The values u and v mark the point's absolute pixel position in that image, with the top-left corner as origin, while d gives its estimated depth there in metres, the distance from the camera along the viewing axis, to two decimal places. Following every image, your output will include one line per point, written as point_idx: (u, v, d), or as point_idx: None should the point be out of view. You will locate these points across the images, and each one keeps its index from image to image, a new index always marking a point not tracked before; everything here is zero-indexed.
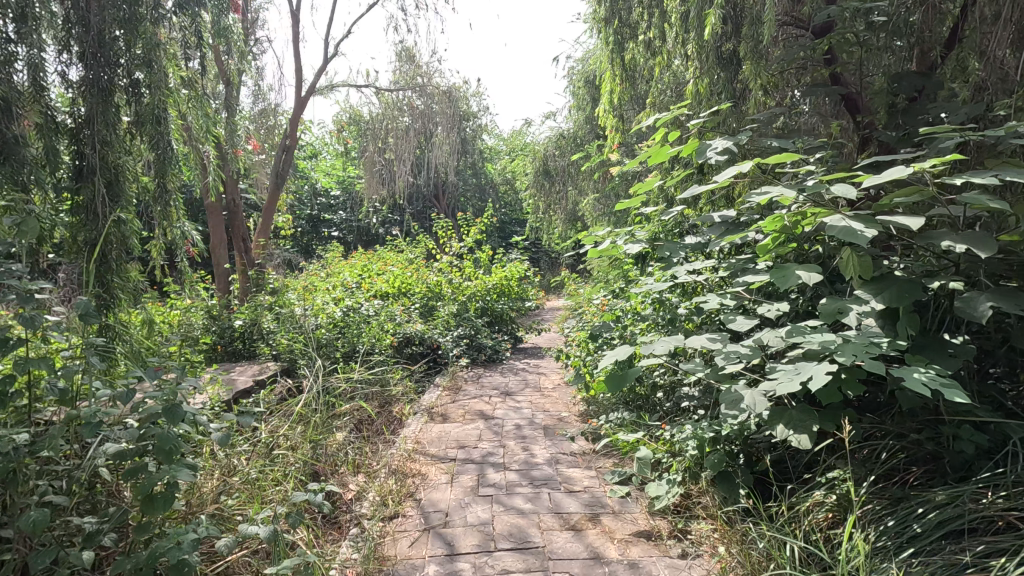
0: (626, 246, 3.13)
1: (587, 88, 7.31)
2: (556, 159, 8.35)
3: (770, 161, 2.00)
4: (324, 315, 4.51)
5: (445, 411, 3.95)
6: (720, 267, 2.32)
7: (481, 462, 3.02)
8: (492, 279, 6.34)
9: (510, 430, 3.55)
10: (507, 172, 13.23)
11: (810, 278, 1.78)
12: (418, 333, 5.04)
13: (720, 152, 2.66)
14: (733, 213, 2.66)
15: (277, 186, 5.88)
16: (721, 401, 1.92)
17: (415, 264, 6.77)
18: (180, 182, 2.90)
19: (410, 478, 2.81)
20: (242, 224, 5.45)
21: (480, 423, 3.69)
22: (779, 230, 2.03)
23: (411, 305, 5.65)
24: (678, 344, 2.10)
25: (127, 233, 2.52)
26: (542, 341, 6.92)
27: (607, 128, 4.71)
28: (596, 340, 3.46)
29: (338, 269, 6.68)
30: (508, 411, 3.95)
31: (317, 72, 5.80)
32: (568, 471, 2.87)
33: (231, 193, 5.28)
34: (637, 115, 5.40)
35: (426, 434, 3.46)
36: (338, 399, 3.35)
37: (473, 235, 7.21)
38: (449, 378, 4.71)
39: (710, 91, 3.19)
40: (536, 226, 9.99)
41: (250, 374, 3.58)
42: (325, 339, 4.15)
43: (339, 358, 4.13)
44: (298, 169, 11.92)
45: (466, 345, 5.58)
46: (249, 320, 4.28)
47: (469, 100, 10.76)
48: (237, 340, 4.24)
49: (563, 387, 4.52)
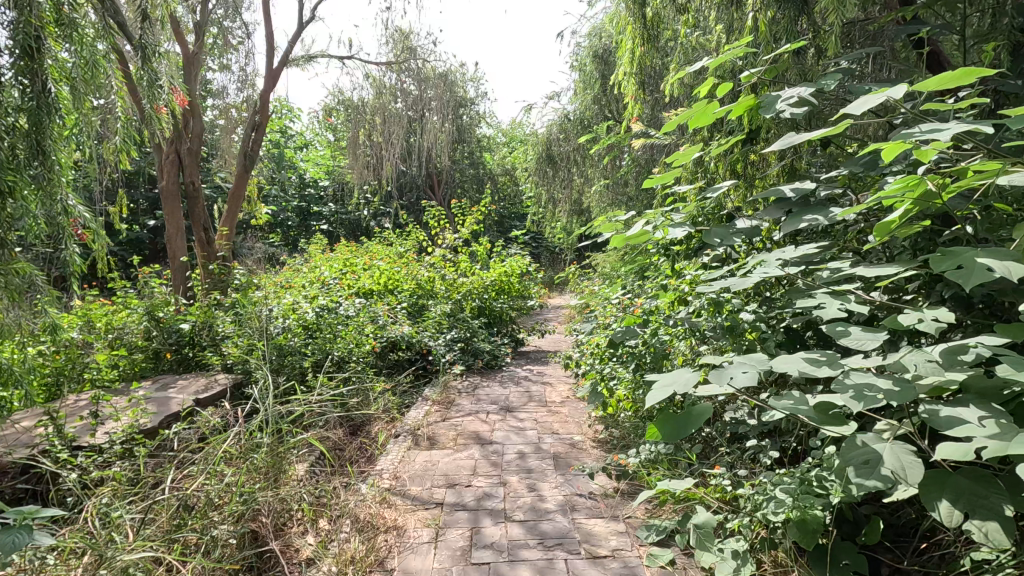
0: (662, 227, 2.45)
1: (595, 64, 6.62)
2: (560, 143, 7.60)
3: (926, 86, 1.29)
4: (292, 320, 3.84)
5: (433, 433, 3.28)
6: (809, 253, 1.67)
7: (475, 508, 2.36)
8: (490, 275, 5.71)
9: (511, 460, 2.88)
10: (507, 163, 12.50)
11: (1017, 270, 1.06)
12: (406, 336, 4.37)
13: (800, 107, 1.99)
14: (814, 185, 2.04)
15: (246, 169, 5.14)
16: (842, 459, 1.24)
17: (405, 258, 6.07)
18: (68, 144, 2.17)
19: (382, 534, 2.15)
20: (204, 212, 4.75)
21: (474, 450, 3.02)
22: (921, 201, 1.39)
23: (398, 305, 4.97)
24: (760, 367, 1.43)
25: (11, 212, 1.91)
26: (546, 343, 6.24)
27: (626, 99, 4.03)
28: (619, 348, 2.81)
29: (318, 263, 6.00)
30: (509, 432, 3.28)
31: (290, 39, 5.09)
32: (589, 523, 2.21)
33: (190, 175, 4.60)
34: (658, 88, 4.69)
35: (407, 467, 2.79)
36: (296, 425, 2.68)
37: (469, 225, 6.51)
38: (441, 390, 4.03)
39: (768, 35, 2.53)
40: (537, 218, 9.30)
41: (191, 393, 2.91)
42: (291, 347, 3.50)
43: (307, 370, 3.47)
44: (285, 159, 11.26)
45: (460, 350, 4.90)
46: (200, 322, 3.59)
47: (466, 85, 10.00)
48: (187, 346, 3.54)
49: (572, 400, 3.86)
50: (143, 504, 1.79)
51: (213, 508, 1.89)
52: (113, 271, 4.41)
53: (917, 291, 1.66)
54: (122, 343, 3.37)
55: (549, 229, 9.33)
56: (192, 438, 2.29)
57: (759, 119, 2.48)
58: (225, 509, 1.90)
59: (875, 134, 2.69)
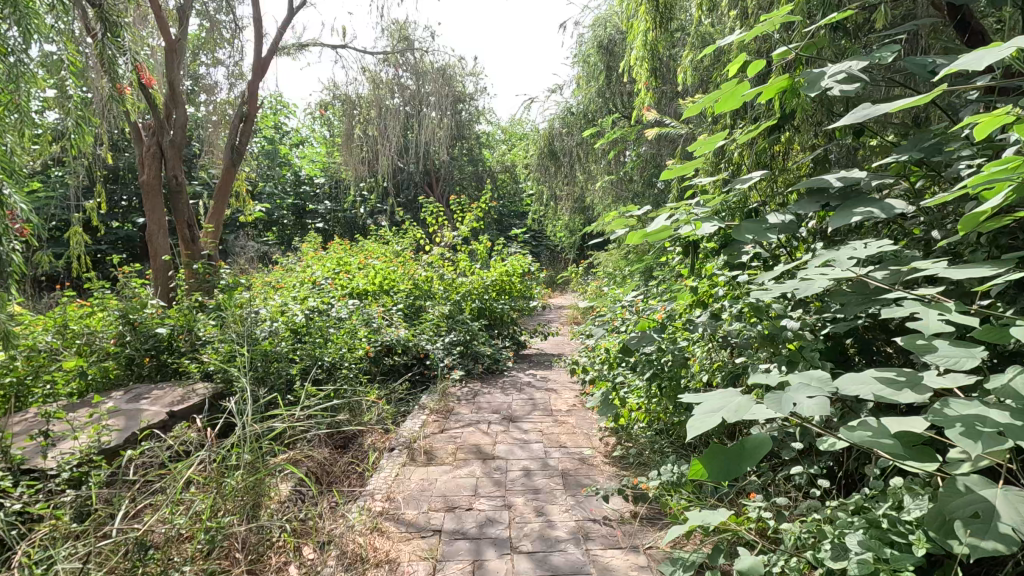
0: (688, 221, 2.19)
1: (600, 55, 6.37)
2: (563, 138, 7.32)
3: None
4: (278, 323, 3.60)
5: (430, 447, 3.03)
6: (881, 250, 1.43)
7: (477, 536, 2.12)
8: (490, 275, 5.47)
9: (516, 478, 2.63)
10: (507, 160, 12.20)
11: None
12: (402, 340, 4.12)
13: (850, 85, 1.74)
14: (864, 174, 1.80)
15: (233, 163, 4.87)
16: (943, 506, 1.00)
17: (402, 256, 5.81)
18: None
19: (372, 569, 1.90)
20: (188, 208, 4.49)
21: (475, 465, 2.77)
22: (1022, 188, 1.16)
23: (394, 307, 4.71)
24: (829, 387, 1.18)
25: None
26: (549, 346, 5.98)
27: (637, 88, 3.77)
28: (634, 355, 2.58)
29: (310, 262, 5.73)
30: (512, 445, 3.04)
31: (279, 26, 4.83)
32: (604, 555, 1.96)
33: (172, 168, 4.35)
34: (668, 78, 4.44)
35: (401, 487, 2.54)
36: (278, 442, 2.43)
37: (468, 223, 6.24)
38: (439, 398, 3.79)
39: (800, 10, 2.28)
40: (539, 215, 9.04)
41: (165, 405, 2.66)
42: (278, 352, 3.26)
43: (295, 378, 3.22)
44: (280, 156, 11.02)
45: (460, 354, 4.65)
46: (179, 325, 3.33)
47: (465, 79, 9.71)
48: (165, 351, 3.29)
49: (580, 409, 3.62)
50: (84, 549, 1.52)
51: (174, 548, 1.64)
52: (90, 271, 4.16)
53: (999, 297, 1.43)
54: (92, 348, 3.11)
55: (551, 227, 9.06)
56: (153, 462, 2.02)
57: (794, 102, 2.23)
58: (188, 547, 1.65)
59: (916, 121, 2.45)
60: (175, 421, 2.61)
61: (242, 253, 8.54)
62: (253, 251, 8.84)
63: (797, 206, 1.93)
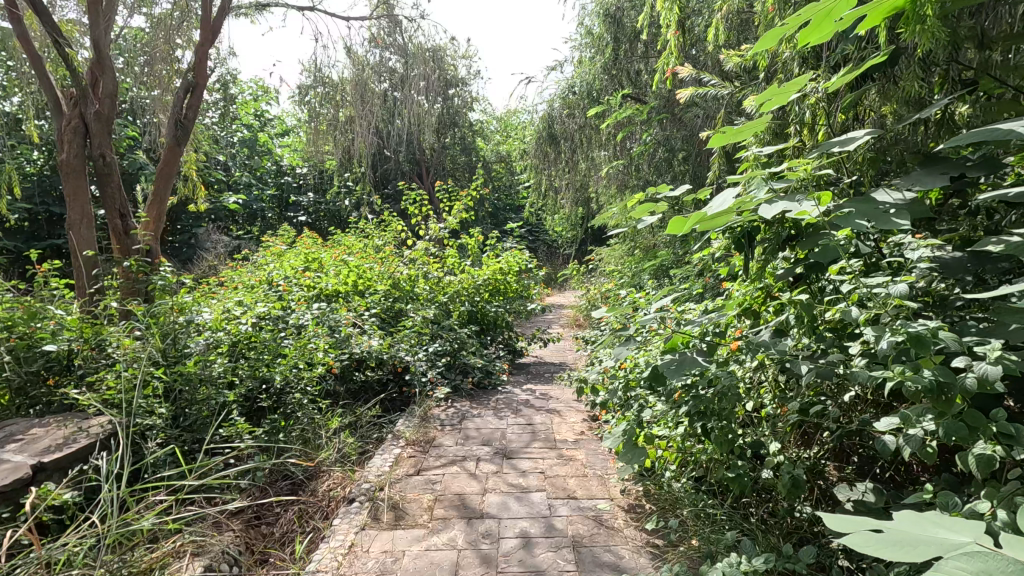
0: (770, 199, 1.45)
1: (606, 26, 5.64)
2: (564, 120, 6.61)
3: None
4: (216, 334, 2.90)
5: (400, 499, 2.34)
6: None
7: None
8: (482, 273, 4.81)
9: (510, 549, 1.96)
10: (502, 149, 11.53)
11: None
12: (375, 352, 3.45)
13: None
14: None
15: (179, 141, 4.10)
16: None
17: (382, 252, 5.12)
18: None
19: None
20: (121, 194, 3.76)
21: (457, 530, 2.09)
22: None
23: (369, 310, 4.03)
24: None
25: None
26: (548, 352, 5.34)
27: (663, 45, 3.10)
28: (670, 374, 1.90)
29: (278, 256, 5.03)
30: (507, 494, 2.37)
31: None
32: None
33: (99, 145, 3.61)
34: (695, 41, 3.74)
35: (353, 569, 1.84)
36: (170, 524, 1.75)
37: (458, 213, 5.55)
38: (417, 426, 3.10)
39: None
40: (536, 208, 8.37)
41: (33, 453, 1.95)
42: (207, 372, 2.57)
43: (231, 406, 2.53)
44: (259, 144, 10.25)
45: (446, 366, 3.98)
46: (80, 340, 2.60)
47: (457, 62, 8.98)
48: (62, 373, 2.58)
49: (589, 439, 2.96)
50: None
51: None
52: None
53: None
54: None
55: (550, 218, 8.40)
56: None
57: (917, 27, 1.52)
58: None
59: None
60: (45, 476, 1.91)
61: (213, 247, 7.86)
62: (227, 247, 8.15)
63: (914, 176, 1.53)
